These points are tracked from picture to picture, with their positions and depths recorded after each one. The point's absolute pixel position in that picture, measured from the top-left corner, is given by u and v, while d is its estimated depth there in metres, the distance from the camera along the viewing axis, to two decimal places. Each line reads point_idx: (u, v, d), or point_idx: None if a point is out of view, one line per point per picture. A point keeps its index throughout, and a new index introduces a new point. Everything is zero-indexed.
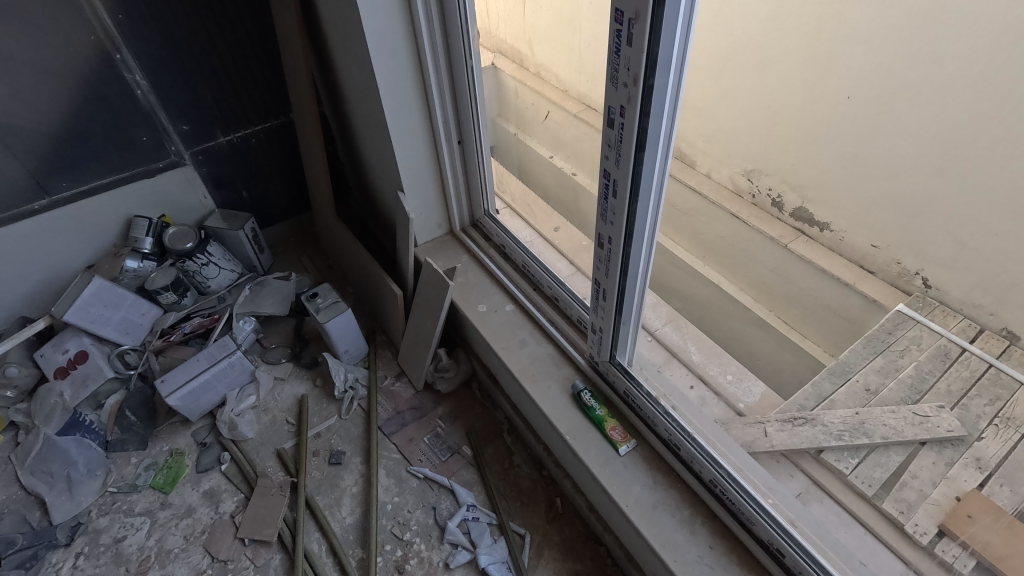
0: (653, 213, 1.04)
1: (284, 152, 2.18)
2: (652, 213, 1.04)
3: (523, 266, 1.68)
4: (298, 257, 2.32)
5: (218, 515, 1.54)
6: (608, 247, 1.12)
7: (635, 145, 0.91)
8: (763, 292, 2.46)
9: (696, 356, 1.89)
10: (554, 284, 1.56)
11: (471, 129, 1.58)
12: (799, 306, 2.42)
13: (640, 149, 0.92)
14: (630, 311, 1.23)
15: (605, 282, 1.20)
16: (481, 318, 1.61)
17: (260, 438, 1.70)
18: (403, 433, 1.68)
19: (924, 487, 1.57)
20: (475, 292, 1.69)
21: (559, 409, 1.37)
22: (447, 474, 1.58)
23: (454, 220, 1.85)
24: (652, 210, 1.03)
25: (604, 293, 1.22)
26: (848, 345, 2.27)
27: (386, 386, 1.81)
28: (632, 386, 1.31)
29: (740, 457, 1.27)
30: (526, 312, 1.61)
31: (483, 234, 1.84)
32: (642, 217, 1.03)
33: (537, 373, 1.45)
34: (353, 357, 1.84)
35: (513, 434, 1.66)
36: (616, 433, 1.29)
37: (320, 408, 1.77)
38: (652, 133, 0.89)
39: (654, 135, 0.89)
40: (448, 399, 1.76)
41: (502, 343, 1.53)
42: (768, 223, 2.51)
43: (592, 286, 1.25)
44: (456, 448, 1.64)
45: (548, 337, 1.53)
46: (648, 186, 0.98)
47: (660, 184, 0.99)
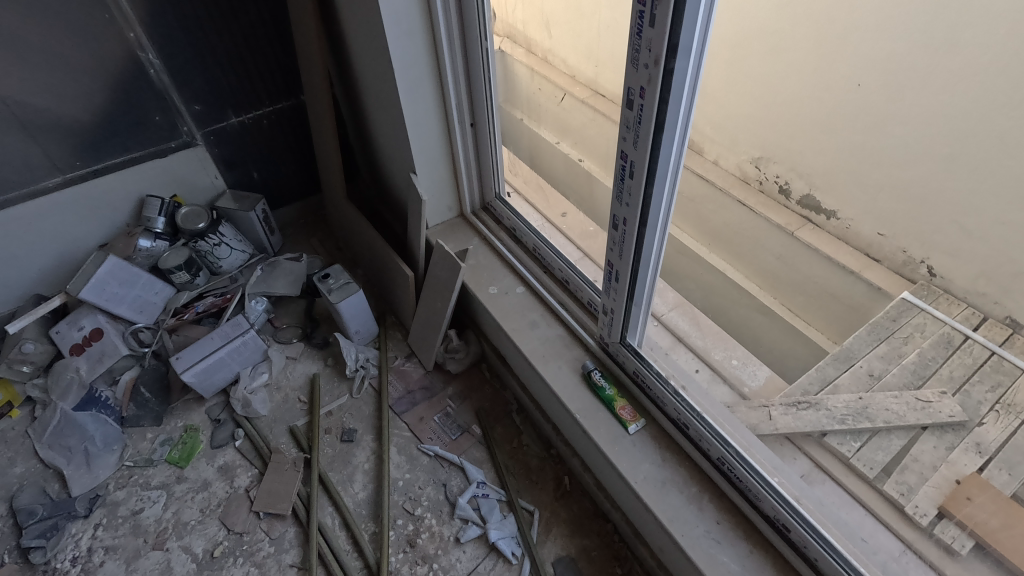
0: (666, 197, 1.05)
1: (295, 134, 2.19)
2: (666, 197, 1.05)
3: (534, 249, 1.69)
4: (308, 239, 2.33)
5: (233, 489, 1.57)
6: (622, 230, 1.13)
7: (654, 127, 0.92)
8: (767, 279, 2.45)
9: (701, 341, 1.95)
10: (565, 267, 1.57)
11: (484, 110, 1.58)
12: (805, 295, 2.40)
13: (658, 130, 0.93)
14: (641, 294, 1.25)
15: (618, 264, 1.21)
16: (492, 299, 1.62)
17: (272, 415, 1.73)
18: (413, 412, 1.71)
19: (924, 470, 1.61)
20: (486, 274, 1.70)
21: (570, 388, 1.40)
22: (457, 452, 1.61)
23: (465, 203, 1.86)
24: (667, 194, 1.05)
25: (617, 275, 1.23)
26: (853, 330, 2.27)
27: (397, 365, 1.83)
28: (641, 366, 1.33)
29: (746, 439, 1.29)
30: (536, 294, 1.62)
31: (493, 218, 1.84)
32: (656, 199, 1.04)
33: (548, 354, 1.47)
34: (364, 337, 1.88)
35: (522, 415, 1.68)
36: (626, 413, 1.32)
37: (331, 387, 1.80)
38: (671, 115, 0.90)
39: (673, 116, 0.91)
40: (458, 379, 1.78)
41: (513, 324, 1.55)
42: (776, 211, 2.53)
43: (604, 268, 1.27)
44: (466, 427, 1.67)
45: (559, 319, 1.55)
46: (664, 169, 0.99)
47: (675, 166, 1.00)
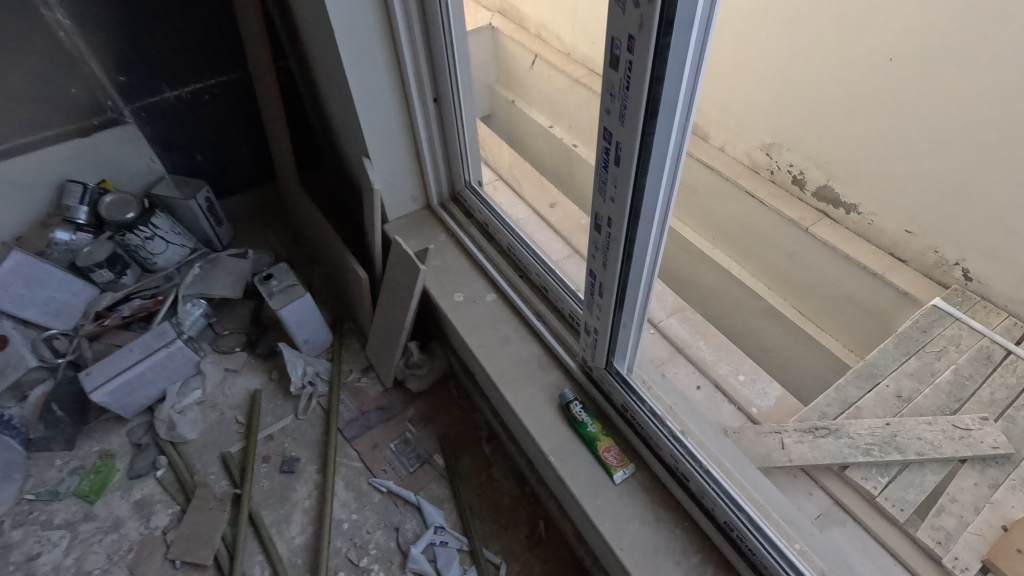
0: (664, 194, 0.80)
1: (245, 113, 1.92)
2: (663, 194, 0.80)
3: (509, 249, 1.43)
4: (264, 232, 2.06)
5: (148, 531, 1.33)
6: (607, 233, 0.87)
7: (646, 100, 0.67)
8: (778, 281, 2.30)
9: (703, 353, 1.71)
10: (543, 272, 1.31)
11: (449, 83, 1.31)
12: (823, 301, 2.19)
13: (652, 105, 0.68)
14: (631, 312, 1.00)
15: (602, 275, 0.96)
16: (456, 308, 1.36)
17: (203, 440, 1.49)
18: (366, 438, 1.46)
19: (964, 514, 1.37)
20: (451, 278, 1.43)
21: (544, 422, 1.15)
22: (415, 488, 1.37)
23: (431, 192, 1.59)
24: (665, 190, 0.79)
25: (601, 287, 0.98)
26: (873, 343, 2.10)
27: (351, 381, 1.59)
28: (631, 399, 1.08)
29: (758, 493, 1.05)
30: (509, 303, 1.37)
31: (464, 210, 1.58)
32: (649, 195, 0.79)
33: (519, 378, 1.22)
34: (314, 348, 1.63)
35: (493, 442, 1.43)
36: (612, 458, 1.06)
37: (274, 406, 1.55)
38: (671, 86, 0.65)
39: (673, 87, 0.65)
40: (421, 399, 1.53)
41: (480, 339, 1.30)
42: (788, 203, 2.31)
43: (585, 278, 1.01)
44: (427, 457, 1.42)
45: (536, 334, 1.29)
46: (660, 158, 0.74)
47: (675, 154, 0.75)
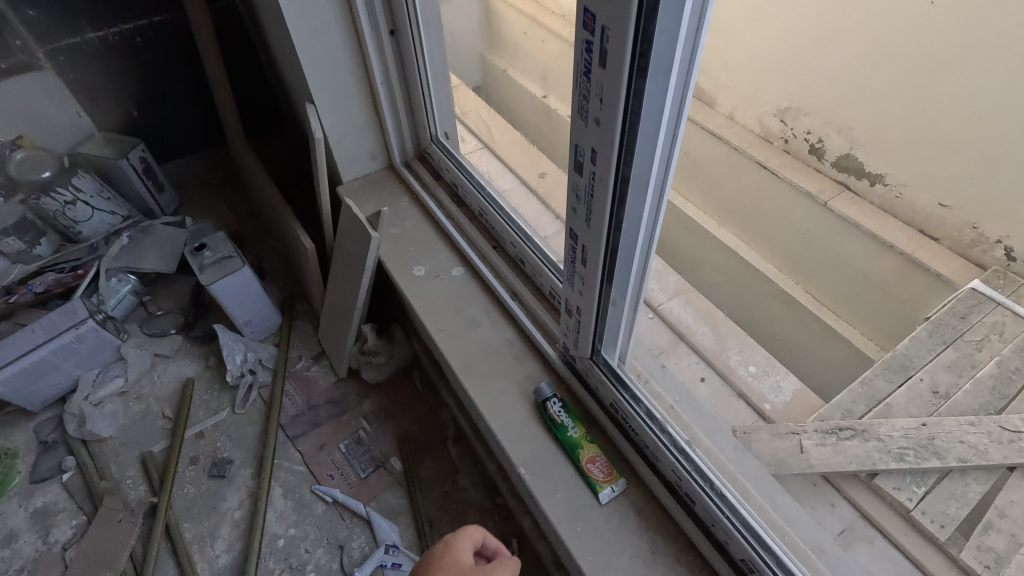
0: (660, 179, 0.61)
1: (188, 62, 1.69)
2: (659, 179, 0.61)
3: (480, 214, 1.19)
4: (212, 200, 1.80)
5: (46, 546, 1.12)
6: (590, 173, 0.63)
7: (632, 57, 0.50)
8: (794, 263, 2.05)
9: (708, 341, 1.49)
10: (519, 240, 1.08)
11: (405, 8, 1.07)
12: (848, 288, 1.96)
13: (642, 61, 0.50)
14: (623, 286, 0.76)
15: (584, 234, 0.72)
16: (414, 284, 1.13)
17: (121, 437, 1.27)
18: (312, 437, 1.24)
19: (1016, 533, 1.16)
20: (411, 248, 1.20)
21: (514, 424, 0.92)
22: (365, 498, 1.15)
23: (393, 149, 1.35)
24: (661, 171, 0.60)
25: (585, 251, 0.73)
26: (897, 333, 1.86)
27: (299, 370, 1.36)
28: (622, 396, 0.85)
29: (779, 519, 0.82)
30: (479, 278, 1.14)
31: (431, 170, 1.34)
32: (641, 181, 0.61)
33: (486, 369, 0.99)
34: (258, 331, 1.41)
35: (461, 443, 1.21)
36: (597, 471, 0.84)
37: (208, 398, 1.33)
38: (665, 39, 0.48)
39: (667, 38, 0.48)
40: (378, 391, 1.31)
41: (441, 321, 1.07)
42: (804, 175, 2.07)
43: (564, 239, 0.77)
44: (382, 460, 1.20)
45: (509, 315, 1.07)
46: (654, 131, 0.56)
47: (673, 127, 0.56)
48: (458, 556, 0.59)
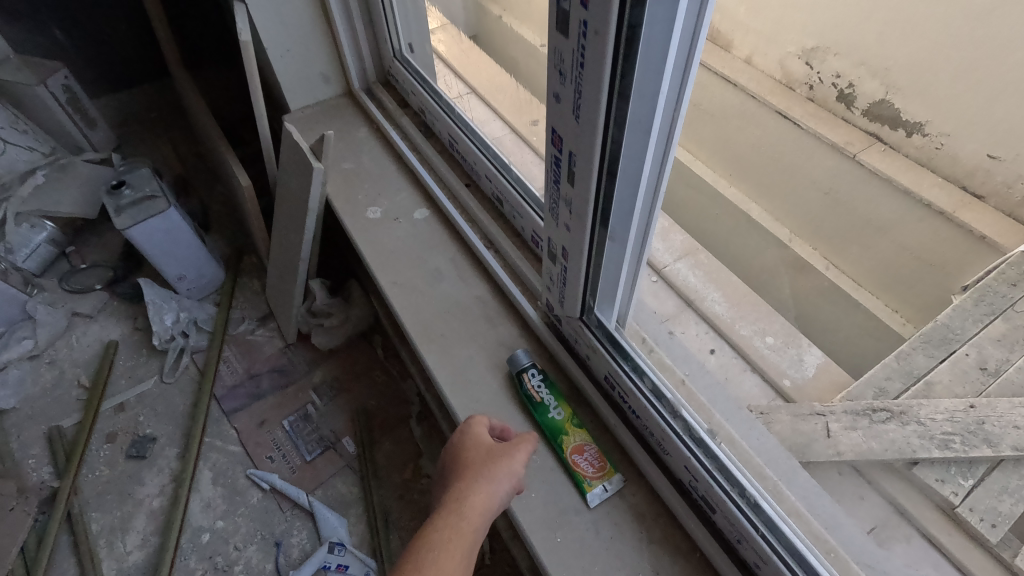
0: (667, 126, 0.46)
1: None
2: (665, 127, 0.46)
3: (451, 144, 0.97)
4: (158, 141, 1.56)
5: None
6: (579, 25, 0.40)
7: None
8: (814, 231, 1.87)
9: (718, 308, 1.29)
10: (495, 172, 0.86)
11: None
12: (878, 258, 1.76)
13: None
14: (627, 219, 0.54)
15: (570, 137, 0.49)
16: (368, 229, 0.92)
17: (27, 408, 1.07)
18: (251, 413, 1.05)
19: None
20: (366, 186, 0.99)
21: (481, 402, 0.72)
22: (310, 485, 0.96)
23: (350, 69, 1.12)
24: (667, 117, 0.45)
25: (573, 161, 0.50)
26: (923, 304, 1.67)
27: (242, 334, 1.16)
28: (619, 367, 0.65)
29: (818, 528, 0.63)
30: (448, 222, 0.92)
31: (396, 96, 1.11)
32: (639, 126, 0.46)
33: (450, 332, 0.79)
34: (195, 287, 1.20)
35: (427, 423, 1.02)
36: (585, 466, 0.65)
37: (132, 364, 1.13)
38: None
39: None
40: (333, 359, 1.11)
41: (397, 274, 0.86)
42: (830, 125, 1.84)
43: (545, 148, 0.54)
44: (333, 441, 1.01)
45: (481, 267, 0.86)
46: (656, 64, 0.41)
47: (682, 67, 0.41)
48: (478, 436, 0.60)
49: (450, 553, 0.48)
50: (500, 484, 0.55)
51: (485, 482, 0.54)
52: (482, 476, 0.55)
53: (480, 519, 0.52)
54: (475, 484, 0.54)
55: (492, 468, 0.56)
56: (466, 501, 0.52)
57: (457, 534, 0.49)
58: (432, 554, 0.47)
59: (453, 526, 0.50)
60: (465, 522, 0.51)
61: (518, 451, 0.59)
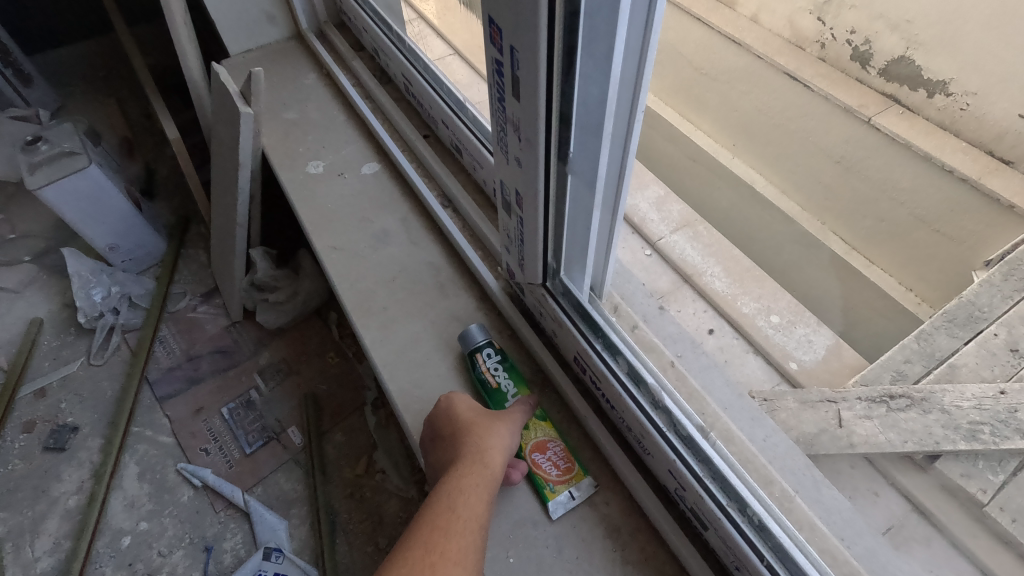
0: (631, 75, 0.35)
1: None
2: (629, 75, 0.35)
3: (407, 89, 0.83)
4: (103, 101, 1.42)
5: None
6: None
7: None
8: (825, 204, 1.82)
9: (717, 284, 1.16)
10: (451, 116, 0.72)
11: None
12: (890, 231, 1.70)
13: None
14: (592, 156, 0.41)
15: (509, 28, 0.35)
16: (306, 188, 0.79)
17: None
18: (186, 399, 0.93)
19: None
20: (308, 140, 0.85)
21: (426, 388, 0.59)
22: (248, 481, 0.85)
23: (296, 8, 0.97)
24: (630, 65, 0.34)
25: (516, 61, 0.36)
26: (936, 279, 1.60)
27: (183, 311, 1.04)
28: (591, 349, 0.52)
29: (840, 548, 0.50)
30: (401, 180, 0.79)
31: (349, 38, 0.97)
32: (596, 57, 0.34)
33: (393, 303, 0.66)
34: (131, 258, 1.07)
35: (385, 411, 0.90)
36: (547, 468, 0.52)
37: (57, 345, 1.01)
38: None
39: None
40: (282, 339, 0.99)
41: (335, 237, 0.73)
42: (842, 86, 1.68)
43: (485, 48, 0.40)
44: (278, 430, 0.89)
45: (436, 229, 0.73)
46: None
47: None
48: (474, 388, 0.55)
49: (476, 503, 0.44)
50: (509, 430, 0.50)
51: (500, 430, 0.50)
52: (492, 426, 0.50)
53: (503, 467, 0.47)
54: (488, 432, 0.49)
55: (499, 419, 0.51)
56: (483, 451, 0.47)
57: (482, 484, 0.45)
58: (457, 505, 0.43)
59: (475, 476, 0.46)
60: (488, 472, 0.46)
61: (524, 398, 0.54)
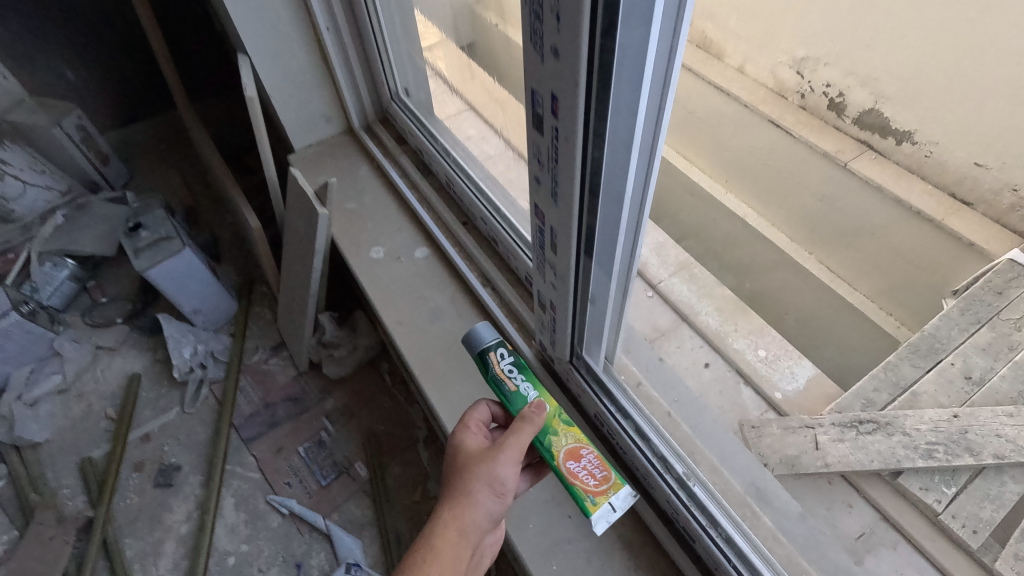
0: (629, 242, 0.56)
1: (122, 15, 1.51)
2: (629, 242, 0.56)
3: (448, 184, 1.02)
4: (166, 172, 1.62)
5: None
6: (552, 129, 0.45)
7: (584, 78, 0.39)
8: (812, 236, 1.90)
9: (712, 322, 1.34)
10: (489, 214, 0.92)
11: None
12: (873, 261, 1.80)
13: (600, 81, 0.39)
14: (606, 279, 0.60)
15: (551, 217, 0.55)
16: (371, 270, 0.98)
17: (60, 441, 1.14)
18: (268, 440, 1.11)
19: None
20: (368, 227, 1.04)
21: None
22: (326, 509, 1.03)
23: (350, 111, 1.17)
24: (629, 239, 0.55)
25: (555, 235, 0.56)
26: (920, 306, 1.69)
27: (256, 364, 1.23)
28: (607, 410, 0.71)
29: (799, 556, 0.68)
30: (447, 262, 0.98)
31: (393, 132, 1.17)
32: (607, 236, 0.54)
33: (449, 369, 0.85)
34: (210, 319, 1.26)
35: (435, 446, 1.08)
36: (586, 479, 0.56)
37: (154, 395, 1.20)
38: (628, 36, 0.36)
39: (628, 90, 0.39)
40: (343, 386, 1.18)
41: (399, 313, 0.92)
42: (819, 133, 1.87)
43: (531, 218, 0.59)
44: (346, 466, 1.07)
45: (478, 304, 0.92)
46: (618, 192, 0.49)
47: (648, 152, 0.45)
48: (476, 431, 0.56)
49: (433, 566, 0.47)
50: (483, 488, 0.50)
51: (482, 481, 0.51)
52: (464, 483, 0.50)
53: (468, 527, 0.49)
54: (461, 492, 0.50)
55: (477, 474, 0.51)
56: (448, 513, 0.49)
57: (441, 549, 0.47)
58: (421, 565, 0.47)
59: (437, 538, 0.48)
60: (466, 528, 0.49)
61: (518, 436, 0.53)
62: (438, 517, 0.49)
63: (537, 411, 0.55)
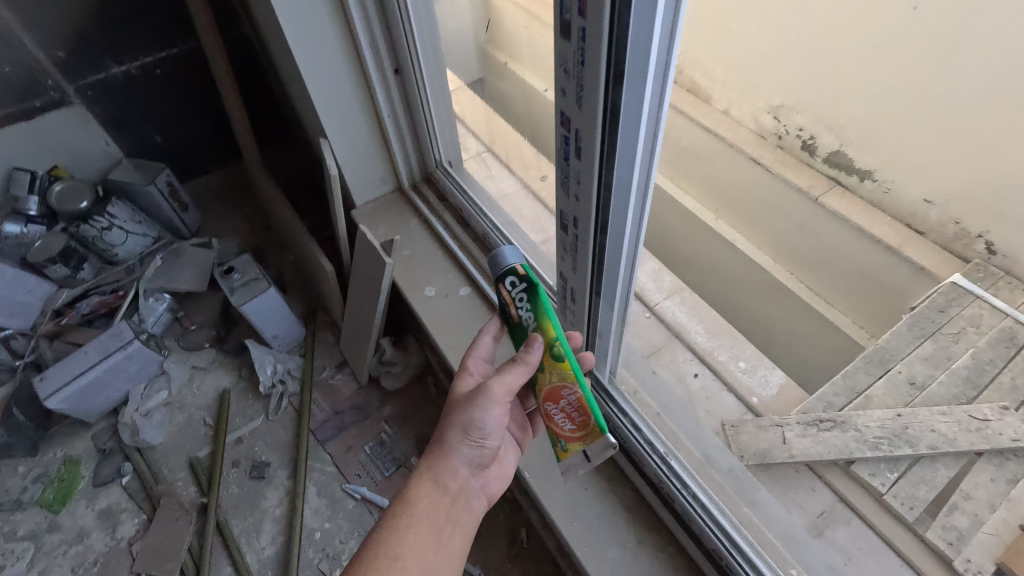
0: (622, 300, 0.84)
1: (201, 88, 1.80)
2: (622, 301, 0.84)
3: (484, 236, 1.30)
4: (234, 216, 1.91)
5: (115, 541, 1.28)
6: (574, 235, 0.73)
7: (595, 217, 0.67)
8: (792, 259, 2.11)
9: (700, 339, 1.59)
10: None
11: (407, 51, 1.15)
12: (844, 282, 2.01)
13: (602, 220, 0.67)
14: (608, 322, 0.88)
15: (572, 280, 0.83)
16: (427, 306, 1.25)
17: (170, 444, 1.42)
18: (340, 440, 1.38)
19: (979, 512, 1.28)
20: (421, 271, 1.32)
21: None
22: (390, 494, 1.29)
23: (401, 174, 1.45)
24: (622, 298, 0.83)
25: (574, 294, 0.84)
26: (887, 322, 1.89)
27: (324, 379, 1.50)
28: (613, 411, 0.99)
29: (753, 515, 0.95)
30: (485, 298, 1.25)
31: (436, 191, 1.45)
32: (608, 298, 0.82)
33: None
34: (285, 342, 1.53)
35: None
36: (561, 424, 0.66)
37: (243, 406, 1.47)
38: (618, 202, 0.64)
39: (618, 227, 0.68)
40: (397, 397, 1.45)
41: (450, 339, 1.20)
42: (796, 170, 2.13)
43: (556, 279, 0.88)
44: (404, 461, 1.34)
45: None
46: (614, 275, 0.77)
47: (632, 252, 0.74)
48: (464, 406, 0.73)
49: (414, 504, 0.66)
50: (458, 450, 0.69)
51: (458, 445, 0.69)
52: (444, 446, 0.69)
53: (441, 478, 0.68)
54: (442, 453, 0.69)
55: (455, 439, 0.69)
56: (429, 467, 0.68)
57: (420, 493, 0.67)
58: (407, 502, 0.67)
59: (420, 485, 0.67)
60: (441, 473, 0.68)
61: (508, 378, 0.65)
62: (421, 468, 0.68)
63: (531, 350, 0.64)
